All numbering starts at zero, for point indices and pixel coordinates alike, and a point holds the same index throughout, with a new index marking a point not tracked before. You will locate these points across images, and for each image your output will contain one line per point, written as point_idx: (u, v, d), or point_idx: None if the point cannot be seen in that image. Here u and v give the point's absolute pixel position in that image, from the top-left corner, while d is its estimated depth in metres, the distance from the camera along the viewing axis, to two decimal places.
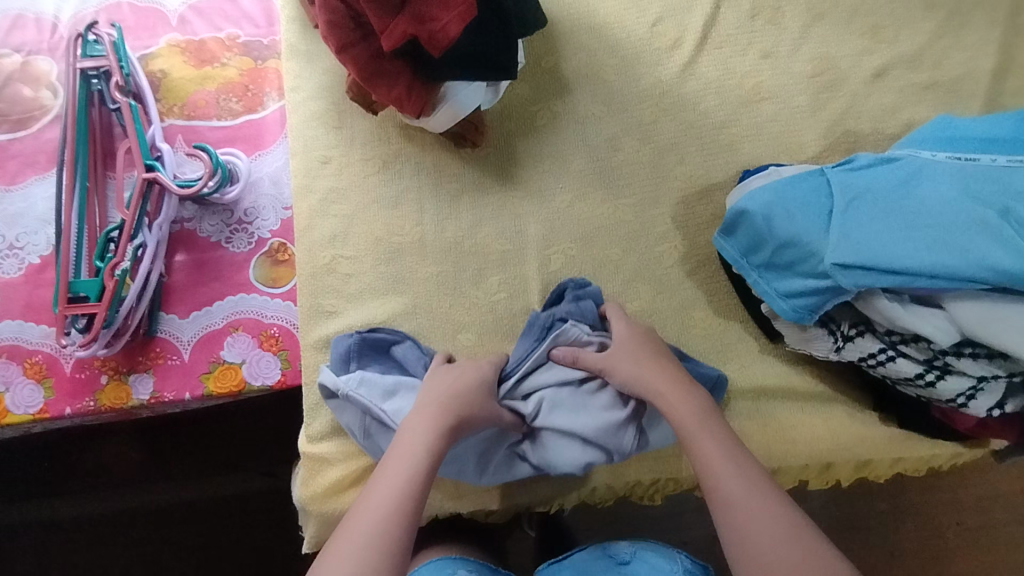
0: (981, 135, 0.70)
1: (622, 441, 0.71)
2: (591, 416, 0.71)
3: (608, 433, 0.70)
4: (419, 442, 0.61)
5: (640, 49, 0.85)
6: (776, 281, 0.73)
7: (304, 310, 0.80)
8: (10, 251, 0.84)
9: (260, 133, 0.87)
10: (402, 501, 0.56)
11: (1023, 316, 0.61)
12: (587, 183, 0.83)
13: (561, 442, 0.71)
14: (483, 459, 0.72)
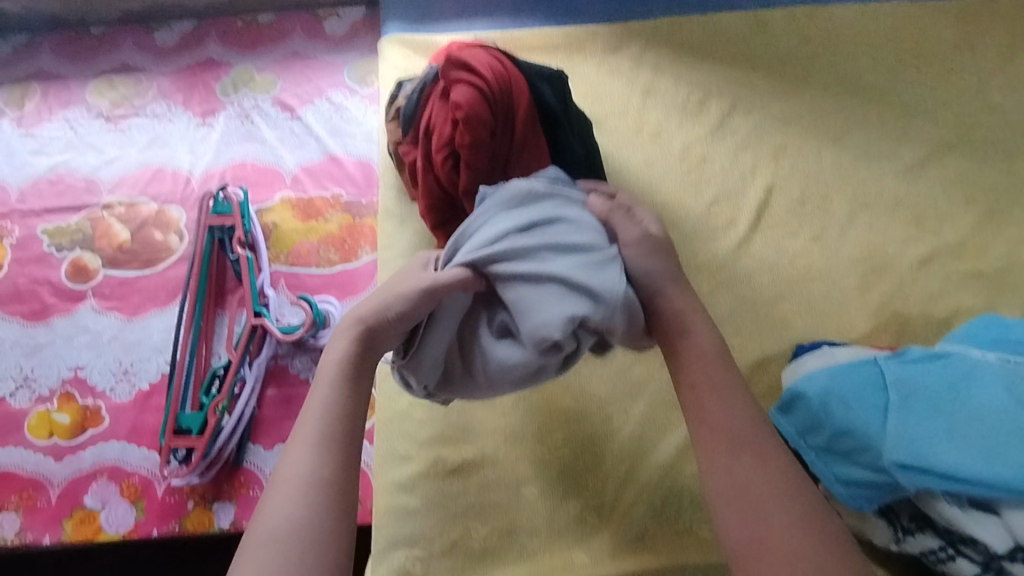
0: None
1: (607, 279, 0.60)
2: (560, 294, 0.60)
3: (592, 268, 0.61)
4: (339, 357, 0.58)
5: (699, 225, 0.94)
6: (833, 466, 0.75)
7: (380, 453, 0.87)
8: (124, 376, 0.95)
9: (353, 282, 0.98)
10: (326, 435, 0.54)
11: None
12: (648, 348, 0.89)
13: (532, 292, 0.61)
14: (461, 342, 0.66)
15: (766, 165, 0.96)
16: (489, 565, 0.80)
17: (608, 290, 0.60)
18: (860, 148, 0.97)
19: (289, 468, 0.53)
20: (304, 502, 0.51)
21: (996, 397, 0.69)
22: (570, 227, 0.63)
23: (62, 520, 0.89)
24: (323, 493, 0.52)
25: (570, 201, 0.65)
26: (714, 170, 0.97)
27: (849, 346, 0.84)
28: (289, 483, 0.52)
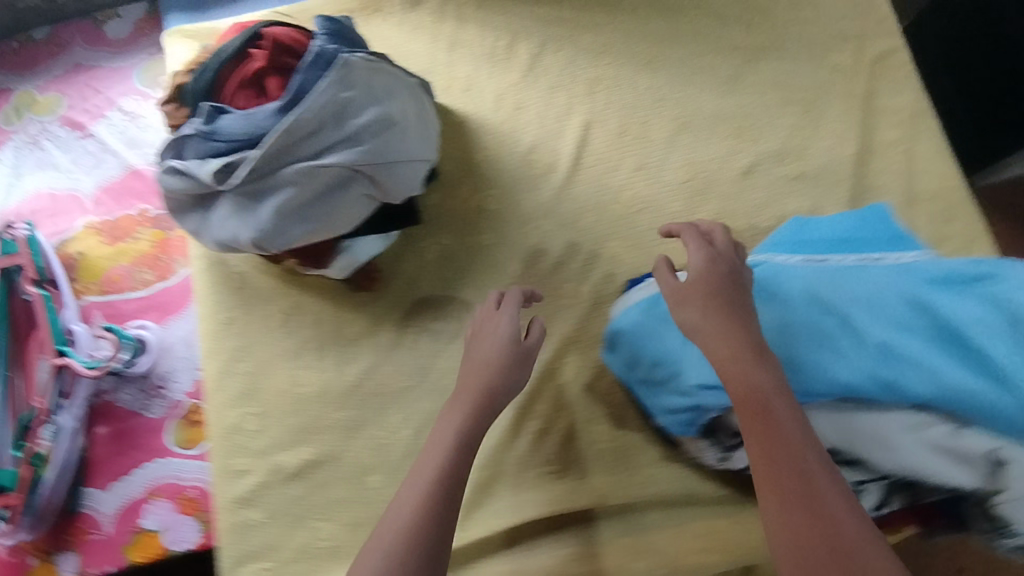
0: (826, 239, 0.73)
1: (390, 180, 0.77)
2: (347, 195, 0.75)
3: (379, 167, 0.75)
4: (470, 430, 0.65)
5: (519, 177, 0.91)
6: (658, 397, 0.73)
7: (216, 471, 0.82)
8: None
9: (170, 300, 0.92)
10: (430, 504, 0.60)
11: (870, 423, 0.60)
12: (480, 311, 0.87)
13: (321, 185, 0.73)
14: (255, 196, 0.72)
15: (581, 101, 0.93)
16: (340, 561, 0.80)
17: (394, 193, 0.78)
18: (675, 67, 0.94)
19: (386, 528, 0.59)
20: (393, 547, 0.57)
21: (798, 292, 0.65)
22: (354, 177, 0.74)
23: None
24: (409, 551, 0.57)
25: (377, 85, 0.74)
26: (530, 116, 0.93)
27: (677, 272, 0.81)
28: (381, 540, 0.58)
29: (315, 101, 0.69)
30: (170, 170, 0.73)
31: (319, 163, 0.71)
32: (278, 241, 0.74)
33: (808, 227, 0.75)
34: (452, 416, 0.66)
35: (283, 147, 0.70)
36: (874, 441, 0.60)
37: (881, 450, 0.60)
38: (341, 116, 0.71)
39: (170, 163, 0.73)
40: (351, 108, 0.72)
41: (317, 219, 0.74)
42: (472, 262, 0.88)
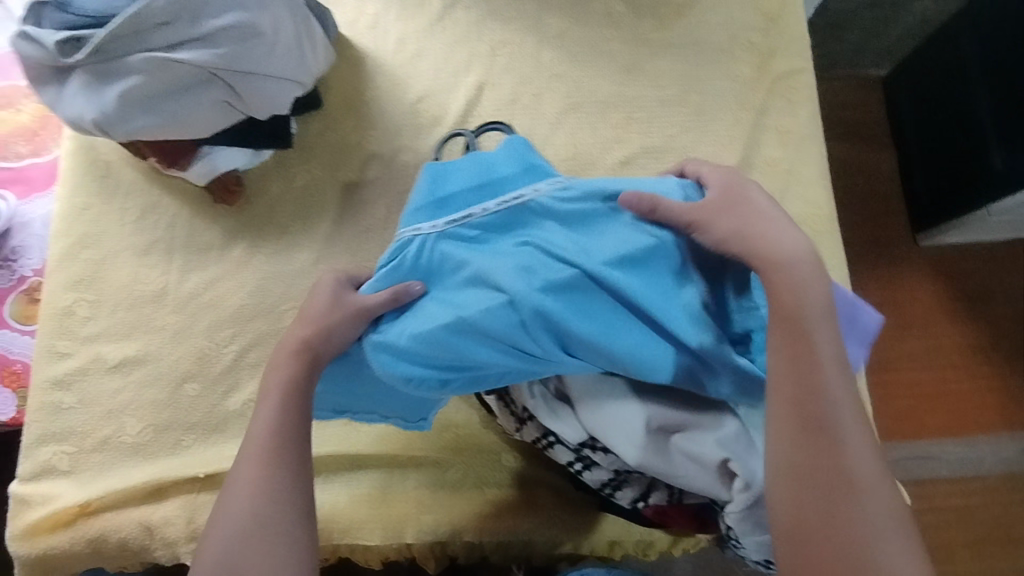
0: (470, 186, 0.63)
1: (249, 93, 0.77)
2: (200, 96, 0.75)
3: (237, 77, 0.75)
4: (286, 378, 0.62)
5: (404, 122, 0.90)
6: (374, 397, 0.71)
7: (38, 349, 0.82)
8: None
9: (38, 177, 0.91)
10: (280, 446, 0.59)
11: (633, 420, 0.59)
12: (334, 246, 0.87)
13: (171, 80, 0.73)
14: (102, 77, 0.72)
15: (480, 61, 0.92)
16: (140, 457, 0.79)
17: (255, 108, 0.79)
18: (580, 45, 0.93)
19: (243, 480, 0.58)
20: (264, 506, 0.57)
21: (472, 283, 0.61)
22: (209, 80, 0.75)
23: None
24: (283, 498, 0.57)
25: None
26: (427, 66, 0.92)
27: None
28: (239, 500, 0.57)
29: None
30: (22, 35, 0.72)
31: (169, 56, 0.71)
32: (122, 127, 0.74)
33: (488, 162, 0.64)
34: (290, 360, 0.63)
35: (136, 33, 0.71)
36: (626, 431, 0.59)
37: (631, 445, 0.59)
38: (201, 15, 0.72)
39: (23, 28, 0.72)
40: (211, 8, 0.72)
41: (163, 113, 0.74)
42: (338, 198, 0.88)
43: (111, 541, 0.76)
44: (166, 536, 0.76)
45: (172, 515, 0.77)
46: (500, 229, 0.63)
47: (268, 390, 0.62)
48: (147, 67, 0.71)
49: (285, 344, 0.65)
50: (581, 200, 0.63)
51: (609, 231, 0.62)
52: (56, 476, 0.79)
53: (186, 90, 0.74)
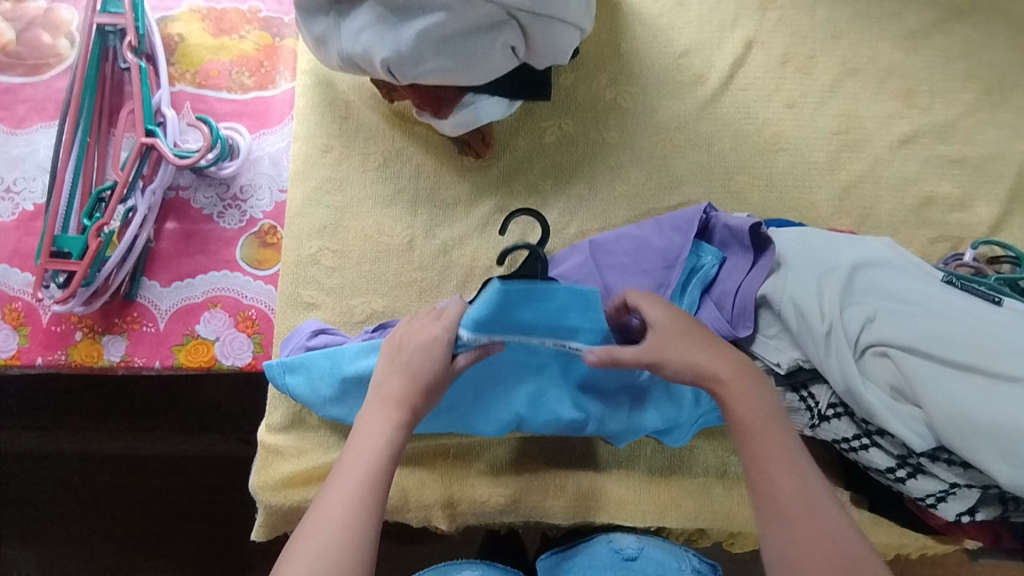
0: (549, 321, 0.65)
1: (539, 40, 0.70)
2: (493, 43, 0.69)
3: (535, 21, 0.68)
4: (388, 422, 0.57)
5: (664, 79, 0.82)
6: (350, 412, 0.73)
7: (282, 297, 0.79)
8: (6, 194, 0.85)
9: (267, 111, 0.86)
10: (357, 508, 0.53)
11: (1009, 436, 0.57)
12: (588, 211, 0.81)
13: (472, 23, 0.67)
14: (401, 14, 0.66)
15: (749, 15, 0.84)
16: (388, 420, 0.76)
17: (535, 57, 0.73)
18: (859, 7, 0.84)
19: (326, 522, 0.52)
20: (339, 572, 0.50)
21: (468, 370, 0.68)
22: (507, 25, 0.68)
23: None
24: (353, 560, 0.50)
25: None
26: (690, 16, 0.84)
27: (808, 227, 0.73)
28: (315, 549, 0.50)
29: None
30: None
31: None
32: (411, 71, 0.69)
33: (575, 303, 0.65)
34: (385, 405, 0.59)
35: None
36: (1006, 452, 0.58)
37: (1000, 459, 0.58)
38: None
39: None
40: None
41: (456, 58, 0.68)
42: (591, 158, 0.81)
43: None
44: (422, 500, 0.73)
45: (429, 480, 0.74)
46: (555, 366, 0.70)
47: (363, 426, 0.58)
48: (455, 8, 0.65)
49: (378, 398, 0.59)
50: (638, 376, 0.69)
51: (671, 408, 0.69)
52: (307, 428, 0.77)
53: (482, 34, 0.68)
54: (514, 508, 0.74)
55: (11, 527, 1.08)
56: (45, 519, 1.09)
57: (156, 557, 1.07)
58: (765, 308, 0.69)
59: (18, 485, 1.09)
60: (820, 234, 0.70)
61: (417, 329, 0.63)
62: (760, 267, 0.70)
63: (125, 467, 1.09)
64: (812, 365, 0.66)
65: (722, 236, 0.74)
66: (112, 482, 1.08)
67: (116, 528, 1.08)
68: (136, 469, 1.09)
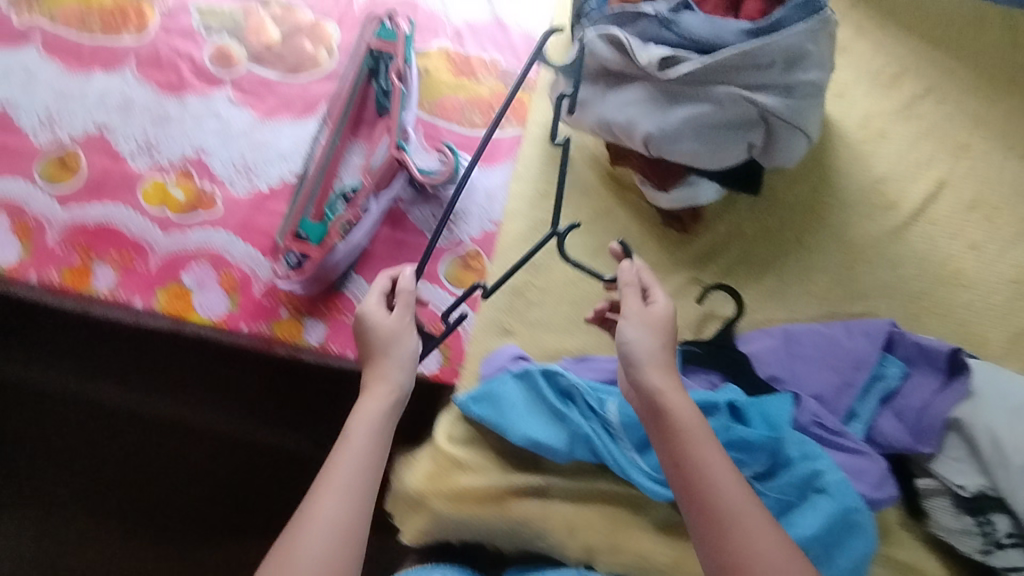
0: (706, 399, 0.77)
1: (779, 142, 0.78)
2: (740, 139, 0.76)
3: (784, 128, 0.76)
4: (371, 421, 0.67)
5: (858, 200, 0.91)
6: (539, 428, 0.77)
7: (485, 320, 0.86)
8: (244, 172, 0.93)
9: (493, 149, 0.94)
10: (355, 494, 0.64)
11: None
12: (769, 299, 0.87)
13: (731, 120, 0.75)
14: (673, 99, 0.74)
15: (943, 160, 0.92)
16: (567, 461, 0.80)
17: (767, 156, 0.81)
18: None
19: (311, 506, 0.62)
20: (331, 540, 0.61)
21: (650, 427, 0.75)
22: (757, 127, 0.76)
23: (156, 289, 0.88)
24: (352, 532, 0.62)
25: (825, 49, 0.73)
26: (889, 149, 0.92)
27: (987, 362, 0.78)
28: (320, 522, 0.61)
29: (784, 43, 0.70)
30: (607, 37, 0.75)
31: (748, 101, 0.73)
32: (666, 148, 0.76)
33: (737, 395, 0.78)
34: (373, 397, 0.69)
35: (728, 72, 0.72)
36: None
37: None
38: (790, 66, 0.72)
39: (611, 31, 0.74)
40: (805, 62, 0.72)
41: (708, 145, 0.76)
42: (783, 256, 0.89)
43: (532, 527, 0.76)
44: (587, 541, 0.75)
45: (597, 522, 0.76)
46: (757, 448, 0.75)
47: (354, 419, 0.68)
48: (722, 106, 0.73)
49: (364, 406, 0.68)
50: (822, 495, 0.73)
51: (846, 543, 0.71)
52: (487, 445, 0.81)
53: (734, 129, 0.76)
54: (675, 569, 0.74)
55: (92, 475, 1.10)
56: (128, 473, 1.10)
57: (245, 538, 1.08)
58: (953, 431, 0.74)
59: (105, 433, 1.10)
60: (1007, 375, 0.75)
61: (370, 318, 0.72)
62: (949, 390, 0.76)
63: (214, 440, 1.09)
64: (1000, 495, 0.70)
65: (906, 354, 0.81)
66: (218, 458, 1.10)
67: (214, 501, 1.09)
68: (222, 444, 1.09)
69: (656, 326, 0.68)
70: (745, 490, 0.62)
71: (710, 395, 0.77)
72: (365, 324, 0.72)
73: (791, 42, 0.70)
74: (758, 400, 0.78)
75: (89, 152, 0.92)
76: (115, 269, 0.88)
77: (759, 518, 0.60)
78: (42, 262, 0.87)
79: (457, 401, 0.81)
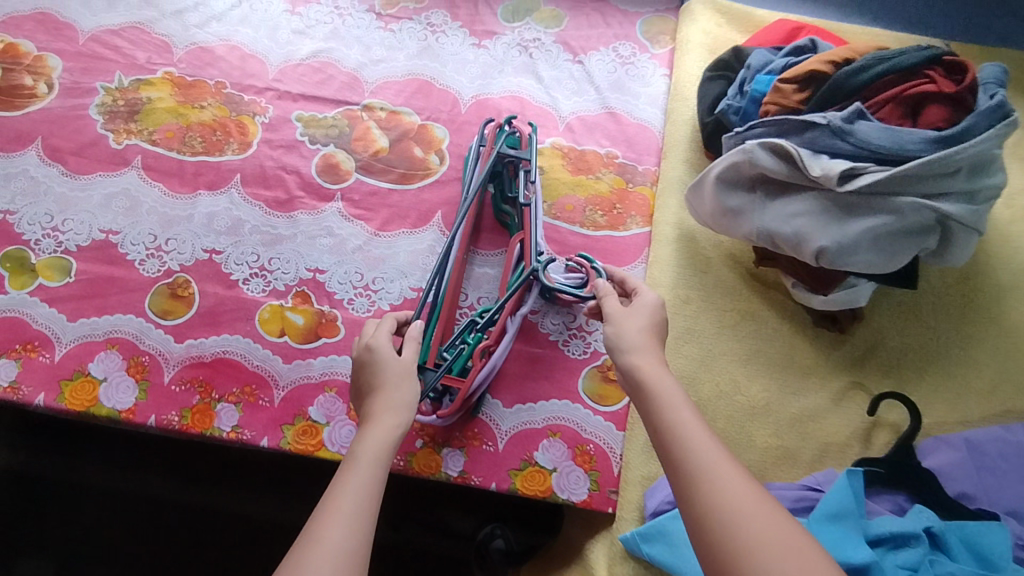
0: (898, 529, 0.70)
1: (956, 246, 0.73)
2: (918, 246, 0.72)
3: (964, 233, 0.72)
4: (379, 445, 0.63)
5: (1015, 285, 0.86)
6: None
7: (639, 440, 0.82)
8: (363, 291, 0.88)
9: (621, 251, 0.89)
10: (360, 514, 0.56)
11: None
12: (937, 397, 0.81)
13: (911, 228, 0.70)
14: (846, 210, 0.71)
15: None
16: None
17: (940, 257, 0.76)
18: None
19: (324, 531, 0.54)
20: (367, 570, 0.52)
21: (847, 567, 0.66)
22: (937, 233, 0.72)
23: (282, 426, 0.82)
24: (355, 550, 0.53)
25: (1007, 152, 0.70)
26: None
27: None
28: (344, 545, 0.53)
29: (977, 151, 0.66)
30: (772, 147, 0.72)
31: (933, 211, 0.68)
32: (841, 260, 0.71)
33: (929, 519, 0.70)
34: (375, 427, 0.65)
35: (911, 181, 0.68)
36: None
37: None
38: (974, 173, 0.69)
39: (776, 141, 0.72)
40: (990, 166, 0.69)
41: (886, 254, 0.71)
42: (945, 352, 0.84)
43: None
44: None
45: None
46: None
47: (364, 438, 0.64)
48: (904, 215, 0.69)
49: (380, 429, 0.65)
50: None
51: None
52: None
53: (913, 236, 0.71)
54: None
55: None
56: (157, 575, 0.98)
57: None
58: None
59: (133, 527, 1.00)
60: None
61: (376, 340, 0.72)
62: None
63: (259, 528, 1.01)
64: None
65: None
66: None
67: None
68: None
69: (648, 317, 0.70)
70: (733, 462, 0.55)
71: (904, 523, 0.70)
72: (377, 367, 0.70)
73: (984, 148, 0.66)
74: (955, 524, 0.70)
75: (200, 280, 0.87)
76: (238, 406, 0.82)
77: (749, 487, 0.52)
78: (160, 404, 0.82)
79: (623, 539, 0.76)
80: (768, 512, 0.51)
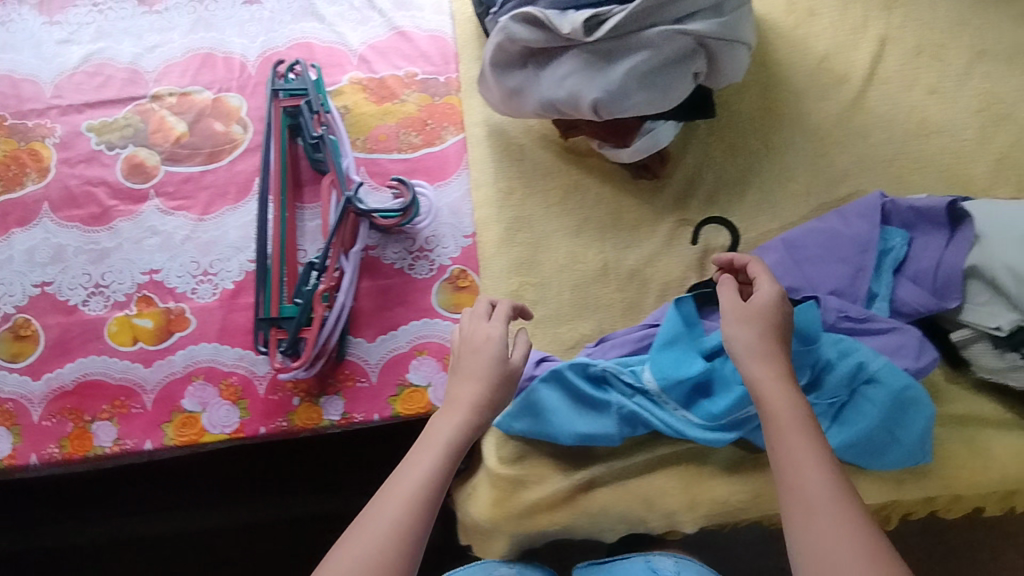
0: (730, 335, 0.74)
1: (725, 63, 0.75)
2: (686, 71, 0.73)
3: (725, 48, 0.73)
4: (450, 438, 0.65)
5: (810, 83, 0.89)
6: (575, 421, 0.75)
7: None
8: (204, 277, 0.88)
9: (443, 164, 0.90)
10: (410, 503, 0.60)
11: None
12: (758, 210, 0.85)
13: (670, 56, 0.72)
14: (606, 57, 0.73)
15: (877, 17, 0.90)
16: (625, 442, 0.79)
17: (718, 78, 0.77)
18: None
19: (379, 519, 0.59)
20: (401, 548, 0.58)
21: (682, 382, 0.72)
22: (699, 54, 0.73)
23: (161, 425, 0.83)
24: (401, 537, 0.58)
25: None
26: (822, 24, 0.91)
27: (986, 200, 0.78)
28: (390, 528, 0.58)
29: None
30: (524, 15, 0.73)
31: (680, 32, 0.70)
32: (616, 107, 0.73)
33: None
34: (452, 417, 0.66)
35: (652, 11, 0.70)
36: None
37: None
38: None
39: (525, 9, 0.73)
40: None
41: (657, 87, 0.73)
42: (758, 166, 0.87)
43: (610, 514, 0.76)
44: (667, 508, 0.76)
45: (670, 487, 0.76)
46: (799, 365, 0.72)
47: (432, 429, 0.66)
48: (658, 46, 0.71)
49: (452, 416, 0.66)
50: (873, 386, 0.72)
51: (904, 422, 0.72)
52: (540, 452, 0.79)
53: (677, 63, 0.73)
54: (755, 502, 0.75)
55: None
56: None
57: None
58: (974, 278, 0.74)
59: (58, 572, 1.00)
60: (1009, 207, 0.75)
61: (473, 331, 0.71)
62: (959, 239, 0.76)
63: (180, 533, 1.01)
64: None
65: (906, 218, 0.80)
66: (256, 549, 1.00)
67: None
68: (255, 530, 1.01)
69: (760, 324, 0.65)
70: (828, 466, 0.58)
71: None
72: (476, 355, 0.70)
73: None
74: None
75: (40, 314, 0.87)
76: (113, 421, 0.83)
77: (823, 467, 0.57)
78: (37, 442, 0.83)
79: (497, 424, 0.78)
80: (838, 492, 0.56)
